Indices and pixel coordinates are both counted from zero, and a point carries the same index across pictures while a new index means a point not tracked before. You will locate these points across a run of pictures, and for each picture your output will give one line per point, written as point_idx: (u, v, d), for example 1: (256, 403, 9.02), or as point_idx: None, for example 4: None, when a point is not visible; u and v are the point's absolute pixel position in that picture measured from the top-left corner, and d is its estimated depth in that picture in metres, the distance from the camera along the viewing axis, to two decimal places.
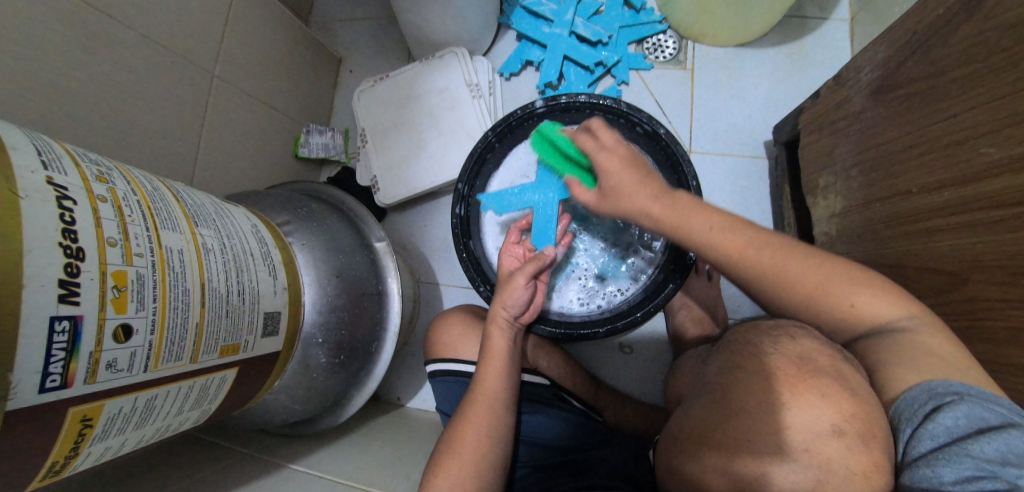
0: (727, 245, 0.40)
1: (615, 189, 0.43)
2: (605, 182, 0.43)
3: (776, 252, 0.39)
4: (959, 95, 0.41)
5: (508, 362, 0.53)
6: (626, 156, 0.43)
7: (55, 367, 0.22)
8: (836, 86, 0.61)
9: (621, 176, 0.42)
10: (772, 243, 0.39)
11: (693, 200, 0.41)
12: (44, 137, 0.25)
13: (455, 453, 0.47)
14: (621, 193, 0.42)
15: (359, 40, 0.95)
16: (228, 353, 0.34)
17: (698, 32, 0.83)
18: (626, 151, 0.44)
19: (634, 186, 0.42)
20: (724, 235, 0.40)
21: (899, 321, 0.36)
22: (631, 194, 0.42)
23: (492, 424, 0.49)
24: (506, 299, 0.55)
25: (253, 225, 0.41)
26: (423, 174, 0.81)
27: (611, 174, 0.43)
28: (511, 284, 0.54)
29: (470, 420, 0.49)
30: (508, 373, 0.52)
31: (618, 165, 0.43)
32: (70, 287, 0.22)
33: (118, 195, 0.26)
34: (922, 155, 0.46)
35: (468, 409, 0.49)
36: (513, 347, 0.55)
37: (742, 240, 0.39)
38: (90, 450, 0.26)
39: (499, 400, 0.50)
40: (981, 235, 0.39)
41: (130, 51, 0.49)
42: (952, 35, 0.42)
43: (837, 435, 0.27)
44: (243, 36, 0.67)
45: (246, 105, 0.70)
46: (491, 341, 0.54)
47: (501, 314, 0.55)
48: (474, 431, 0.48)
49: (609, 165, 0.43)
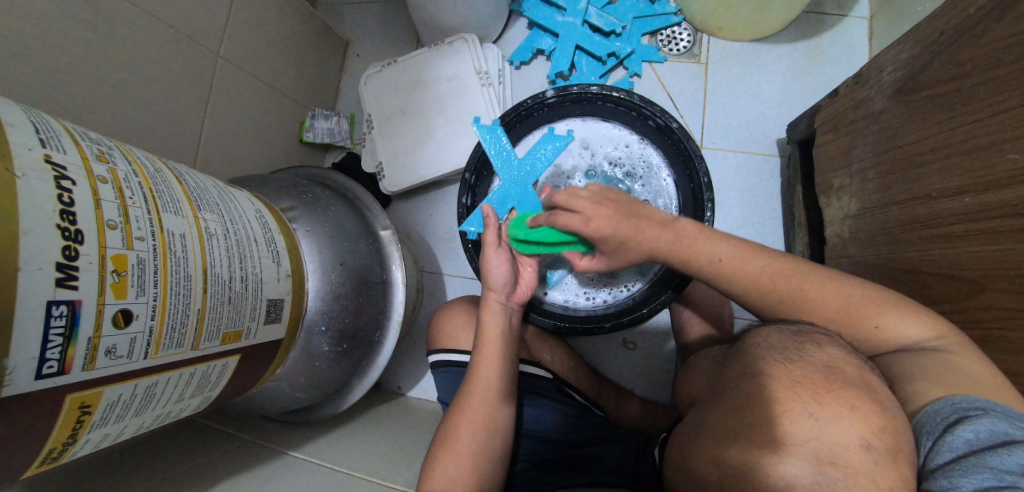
0: (747, 268, 0.42)
1: (619, 248, 0.46)
2: (605, 244, 0.46)
3: (792, 276, 0.41)
4: (987, 98, 0.40)
5: (503, 351, 0.51)
6: (612, 214, 0.45)
7: (52, 353, 0.21)
8: (856, 85, 0.59)
9: (621, 234, 0.45)
10: (786, 268, 0.41)
11: (699, 226, 0.45)
12: (42, 113, 0.24)
13: (452, 448, 0.46)
14: (628, 247, 0.46)
15: (366, 23, 0.93)
16: (230, 340, 0.33)
17: (714, 25, 0.81)
18: (608, 208, 0.45)
19: (637, 237, 0.45)
20: (740, 262, 0.43)
21: (926, 341, 0.36)
22: (636, 245, 0.45)
23: (488, 417, 0.48)
24: (489, 281, 0.53)
25: (257, 210, 0.40)
26: (429, 162, 0.80)
27: (610, 238, 0.45)
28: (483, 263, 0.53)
29: (465, 413, 0.48)
30: (504, 362, 0.51)
31: (611, 227, 0.45)
32: (67, 271, 0.21)
33: (119, 176, 0.26)
34: (944, 160, 0.44)
35: (463, 401, 0.49)
36: (508, 334, 0.53)
37: (757, 266, 0.42)
38: (88, 436, 0.25)
39: (494, 391, 0.49)
40: (1002, 244, 0.38)
41: (132, 29, 0.48)
42: (982, 37, 0.40)
43: (866, 449, 0.26)
44: (249, 17, 0.66)
45: (251, 88, 0.69)
46: (485, 328, 0.52)
47: (493, 296, 0.53)
48: (469, 424, 0.47)
49: (603, 232, 0.45)
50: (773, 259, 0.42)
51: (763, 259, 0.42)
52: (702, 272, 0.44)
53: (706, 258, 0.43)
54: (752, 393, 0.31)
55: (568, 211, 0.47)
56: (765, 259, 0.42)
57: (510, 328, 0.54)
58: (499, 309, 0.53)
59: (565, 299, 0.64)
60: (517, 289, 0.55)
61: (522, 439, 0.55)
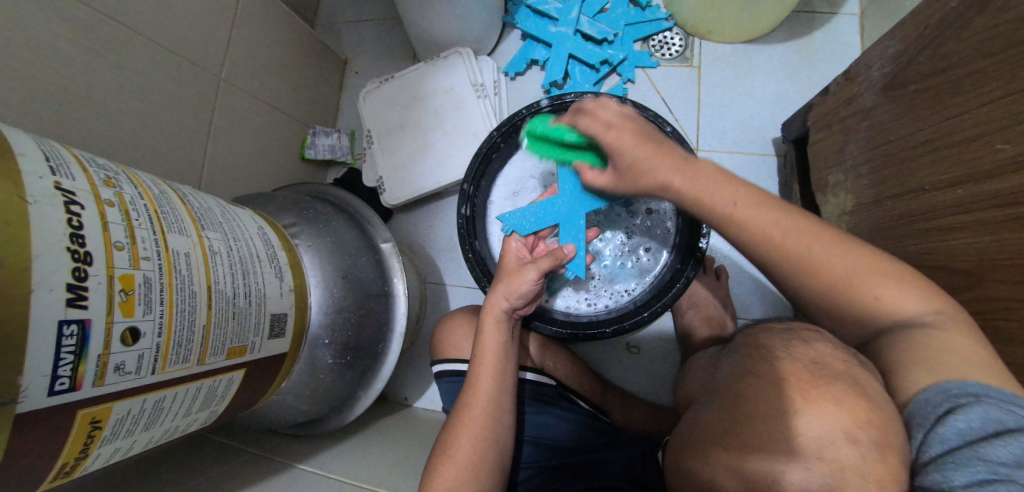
0: (760, 219, 0.39)
1: (631, 168, 0.42)
2: (617, 160, 0.42)
3: (810, 242, 0.38)
4: (972, 90, 0.40)
5: (501, 364, 0.52)
6: (635, 130, 0.41)
7: (64, 370, 0.22)
8: (846, 82, 0.59)
9: (637, 152, 0.41)
10: (801, 225, 0.39)
11: (720, 169, 0.41)
12: (52, 142, 0.26)
13: (450, 458, 0.46)
14: (641, 166, 0.41)
15: (364, 41, 0.95)
16: (235, 355, 0.34)
17: (705, 29, 0.82)
18: (632, 127, 0.41)
19: (652, 160, 0.41)
20: (753, 208, 0.40)
21: None
22: (650, 167, 0.41)
23: (487, 429, 0.48)
24: (510, 289, 0.54)
25: (259, 228, 0.41)
26: (429, 174, 0.81)
27: (625, 153, 0.41)
28: (520, 272, 0.54)
29: (465, 424, 0.48)
30: (502, 376, 0.51)
31: (631, 139, 0.41)
32: (78, 291, 0.22)
33: (125, 199, 0.27)
34: (934, 152, 0.44)
35: (462, 415, 0.49)
36: (507, 344, 0.53)
37: (772, 218, 0.39)
38: (100, 451, 0.26)
39: (492, 402, 0.49)
40: (1000, 233, 0.38)
41: (135, 56, 0.50)
42: (965, 30, 0.41)
43: (852, 442, 0.26)
44: (248, 39, 0.67)
45: (252, 108, 0.70)
46: (483, 341, 0.53)
47: (501, 305, 0.54)
48: (467, 436, 0.47)
49: (620, 143, 0.41)
50: (788, 219, 0.39)
51: (777, 213, 0.39)
52: (713, 214, 0.41)
53: (720, 201, 0.40)
54: (746, 395, 0.31)
55: (588, 117, 0.42)
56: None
57: (509, 339, 0.54)
58: (501, 316, 0.54)
59: (567, 305, 0.64)
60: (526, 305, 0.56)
61: (523, 445, 0.54)
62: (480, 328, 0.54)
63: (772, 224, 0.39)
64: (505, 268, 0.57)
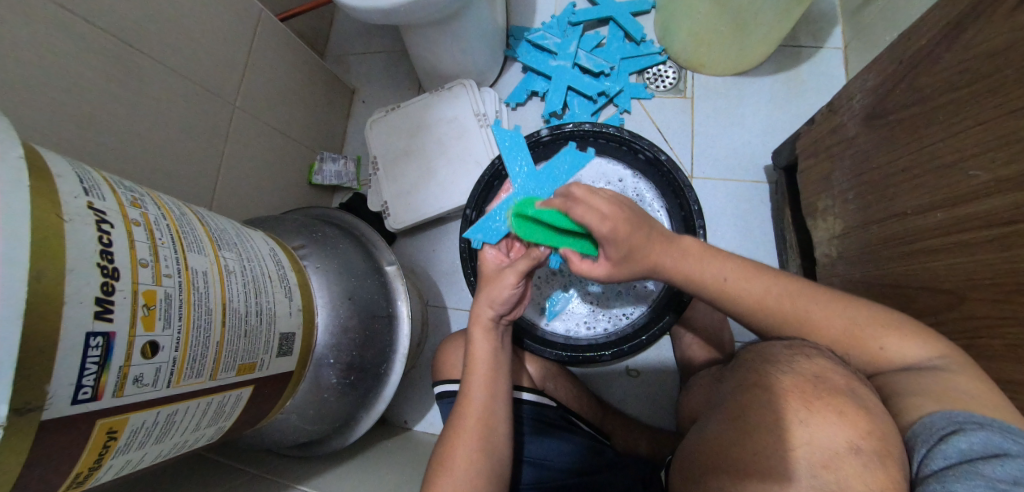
0: (749, 287, 0.42)
1: (631, 256, 0.44)
2: (615, 249, 0.43)
3: (800, 298, 0.41)
4: (945, 120, 0.42)
5: (494, 374, 0.52)
6: (630, 217, 0.42)
7: (87, 380, 0.23)
8: (830, 113, 0.62)
9: (631, 242, 0.42)
10: (794, 288, 0.41)
11: (705, 247, 0.44)
12: (84, 165, 0.27)
13: (446, 471, 0.46)
14: (641, 257, 0.44)
15: (372, 73, 1.00)
16: (245, 371, 0.35)
17: (697, 62, 0.86)
18: (625, 212, 0.43)
19: (648, 248, 0.43)
20: (741, 284, 0.42)
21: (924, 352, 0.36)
22: (649, 254, 0.43)
23: (484, 439, 0.48)
24: (493, 297, 0.53)
25: (271, 249, 0.42)
26: (432, 200, 0.84)
27: (622, 241, 0.42)
28: (501, 280, 0.53)
29: (459, 436, 0.48)
30: (495, 384, 0.51)
31: (627, 231, 0.42)
32: (105, 304, 0.23)
33: (150, 219, 0.28)
34: (913, 178, 0.47)
35: (457, 426, 0.49)
36: (497, 354, 0.54)
37: (764, 286, 0.42)
38: (112, 462, 0.26)
39: (486, 415, 0.49)
40: (980, 253, 0.39)
41: (158, 85, 0.53)
42: (935, 65, 0.44)
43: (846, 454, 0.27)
44: (263, 71, 0.71)
45: (264, 134, 0.73)
46: (474, 352, 0.53)
47: (487, 313, 0.53)
48: (464, 448, 0.47)
49: (618, 233, 0.42)
50: (777, 280, 0.42)
51: (764, 279, 0.42)
52: (706, 291, 0.44)
53: (711, 279, 0.43)
54: (749, 406, 0.32)
55: (585, 206, 0.42)
56: (771, 280, 0.42)
57: (499, 347, 0.54)
58: (488, 322, 0.54)
59: (568, 329, 0.66)
60: (513, 309, 0.56)
61: (522, 466, 0.54)
62: (470, 338, 0.54)
63: (763, 294, 0.42)
64: (485, 277, 0.57)
